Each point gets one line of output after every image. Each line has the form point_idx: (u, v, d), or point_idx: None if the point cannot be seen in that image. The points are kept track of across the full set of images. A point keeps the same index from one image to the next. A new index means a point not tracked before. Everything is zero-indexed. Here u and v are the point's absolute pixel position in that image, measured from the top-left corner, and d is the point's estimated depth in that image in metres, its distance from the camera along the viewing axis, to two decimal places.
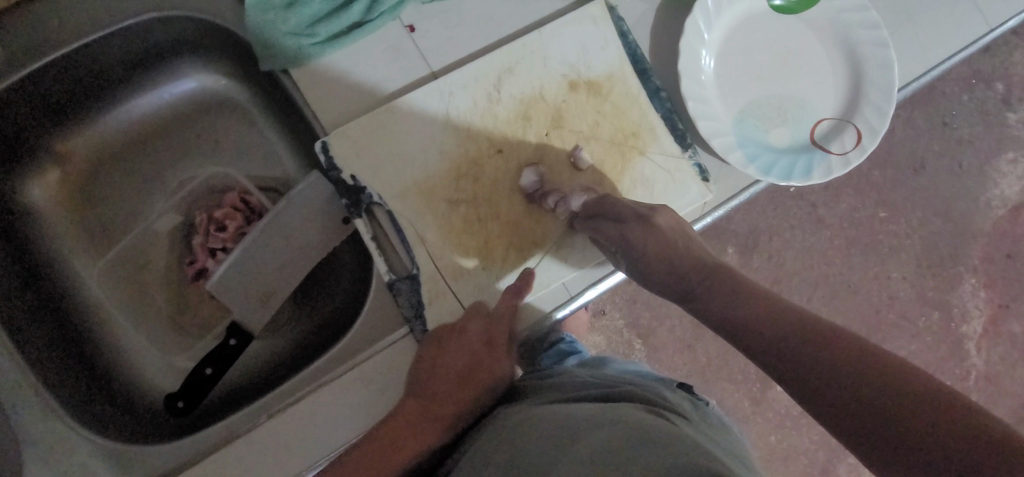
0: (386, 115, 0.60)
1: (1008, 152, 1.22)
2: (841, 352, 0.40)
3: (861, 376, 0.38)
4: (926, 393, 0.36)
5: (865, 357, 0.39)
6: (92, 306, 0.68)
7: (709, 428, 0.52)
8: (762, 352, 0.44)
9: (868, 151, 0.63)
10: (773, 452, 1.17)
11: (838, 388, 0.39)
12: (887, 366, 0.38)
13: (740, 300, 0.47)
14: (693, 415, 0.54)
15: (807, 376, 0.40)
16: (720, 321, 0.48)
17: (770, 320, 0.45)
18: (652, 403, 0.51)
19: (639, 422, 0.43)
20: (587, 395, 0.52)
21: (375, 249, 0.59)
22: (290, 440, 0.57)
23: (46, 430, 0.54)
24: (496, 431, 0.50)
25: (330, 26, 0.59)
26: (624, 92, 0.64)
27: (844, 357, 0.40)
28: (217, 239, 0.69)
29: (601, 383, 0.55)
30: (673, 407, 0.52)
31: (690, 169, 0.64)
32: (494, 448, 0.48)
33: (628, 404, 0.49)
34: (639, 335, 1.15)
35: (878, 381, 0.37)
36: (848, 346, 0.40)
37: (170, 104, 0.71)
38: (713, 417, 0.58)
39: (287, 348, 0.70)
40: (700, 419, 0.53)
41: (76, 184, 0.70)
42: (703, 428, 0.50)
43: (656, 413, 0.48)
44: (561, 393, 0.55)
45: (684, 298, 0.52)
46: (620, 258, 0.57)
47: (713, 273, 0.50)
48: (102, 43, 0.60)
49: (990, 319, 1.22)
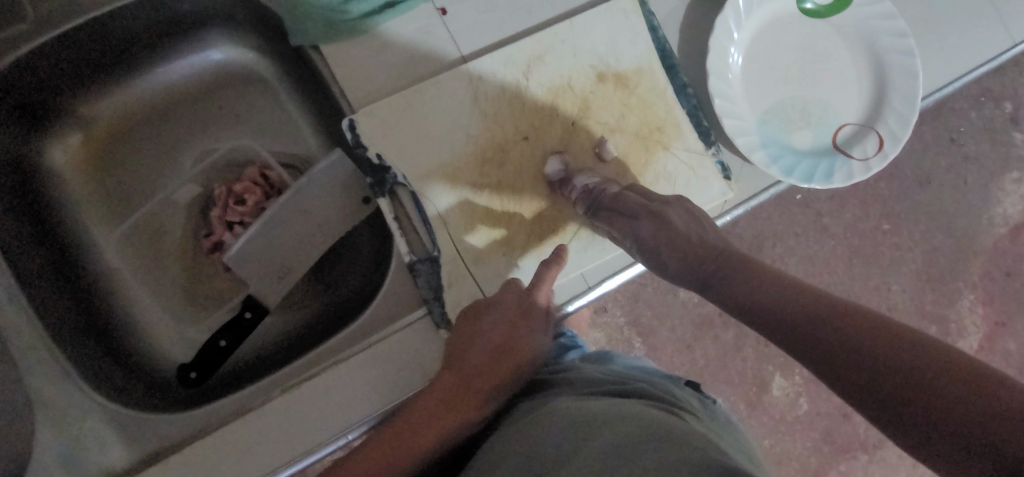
0: (415, 96, 0.60)
1: (1013, 172, 1.24)
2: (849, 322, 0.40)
3: (874, 345, 0.38)
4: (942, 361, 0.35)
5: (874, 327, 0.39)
6: (107, 272, 0.68)
7: (720, 427, 0.53)
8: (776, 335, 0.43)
9: (889, 158, 0.64)
10: (766, 456, 1.18)
11: (852, 360, 0.38)
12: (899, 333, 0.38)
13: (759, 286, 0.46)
14: (705, 414, 0.54)
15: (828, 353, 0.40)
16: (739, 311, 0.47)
17: (785, 302, 0.43)
18: (666, 401, 0.51)
19: (655, 418, 0.43)
20: (602, 390, 0.53)
21: (396, 230, 0.59)
22: (300, 416, 0.57)
23: (61, 392, 0.55)
24: (506, 431, 0.50)
25: (364, 5, 0.59)
26: (652, 87, 0.64)
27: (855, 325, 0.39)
28: (235, 212, 0.69)
29: (615, 380, 0.55)
30: (685, 405, 0.52)
31: (712, 166, 0.65)
32: (507, 437, 0.49)
33: (642, 401, 0.49)
34: (640, 334, 1.15)
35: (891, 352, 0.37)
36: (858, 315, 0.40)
37: (195, 75, 0.71)
38: (723, 416, 0.58)
39: (300, 325, 0.70)
40: (710, 419, 0.54)
41: (96, 151, 0.70)
42: (714, 428, 0.50)
43: (671, 411, 0.48)
44: (572, 388, 0.55)
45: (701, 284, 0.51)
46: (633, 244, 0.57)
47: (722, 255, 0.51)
48: (133, 8, 0.60)
49: (985, 335, 1.24)
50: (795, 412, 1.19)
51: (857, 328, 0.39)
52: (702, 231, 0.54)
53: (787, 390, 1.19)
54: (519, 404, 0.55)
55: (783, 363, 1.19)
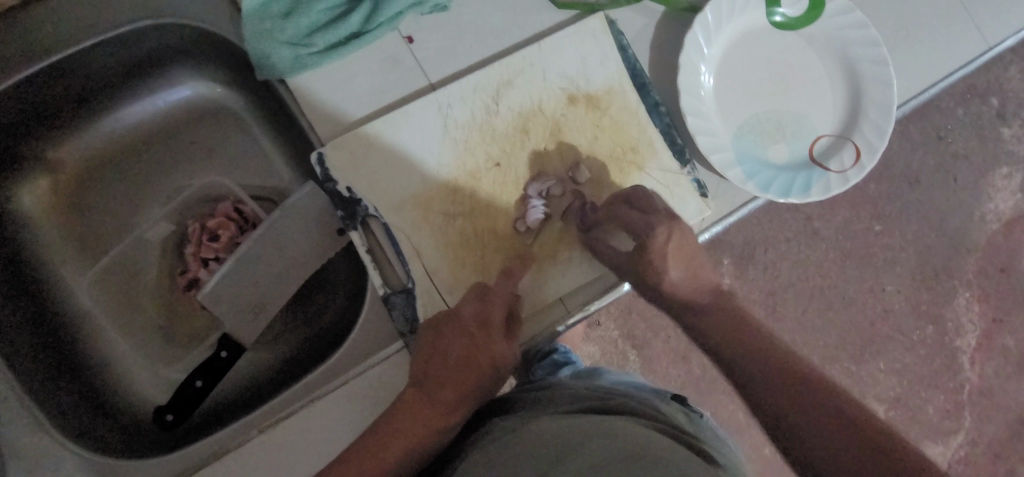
0: (383, 126, 0.59)
1: (1003, 167, 1.23)
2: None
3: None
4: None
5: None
6: (81, 315, 0.67)
7: (704, 440, 0.52)
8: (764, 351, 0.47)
9: (867, 169, 0.63)
10: (767, 464, 1.17)
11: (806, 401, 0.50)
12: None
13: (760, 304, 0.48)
14: (689, 427, 0.53)
15: None
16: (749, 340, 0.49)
17: None
18: (649, 417, 0.50)
19: (636, 436, 0.42)
20: (583, 406, 0.51)
21: (370, 263, 0.59)
22: (279, 453, 0.56)
23: (32, 443, 0.54)
24: (484, 449, 0.49)
25: (328, 37, 0.58)
26: (624, 107, 0.64)
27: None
28: (209, 248, 0.68)
29: (596, 395, 0.54)
30: (669, 420, 0.51)
31: (688, 185, 0.64)
32: (492, 449, 0.47)
33: (624, 417, 0.48)
34: (634, 346, 1.14)
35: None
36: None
37: (165, 111, 0.71)
38: (709, 429, 0.58)
39: (279, 359, 0.69)
40: (695, 432, 0.53)
41: (67, 193, 0.69)
42: (698, 442, 0.50)
43: (653, 428, 0.47)
44: (554, 405, 0.53)
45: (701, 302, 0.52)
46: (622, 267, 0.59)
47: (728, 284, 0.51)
48: (95, 50, 0.59)
49: (983, 333, 1.23)
50: None
51: None
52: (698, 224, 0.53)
53: None
54: (500, 421, 0.53)
55: None
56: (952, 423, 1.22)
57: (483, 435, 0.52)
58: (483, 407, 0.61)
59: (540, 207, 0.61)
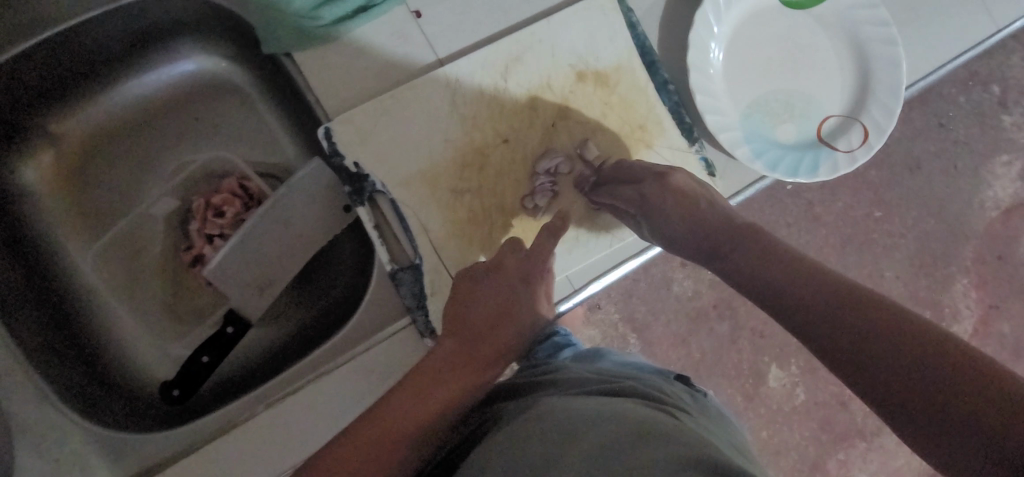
0: (391, 101, 0.59)
1: (1003, 154, 1.23)
2: (887, 329, 0.39)
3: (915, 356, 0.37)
4: (986, 383, 0.33)
5: (908, 334, 0.38)
6: (85, 290, 0.67)
7: (712, 422, 0.52)
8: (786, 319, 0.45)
9: (874, 149, 0.63)
10: (764, 447, 1.18)
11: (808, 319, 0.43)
12: (952, 351, 0.36)
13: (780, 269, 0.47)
14: (697, 409, 0.53)
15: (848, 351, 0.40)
16: (748, 289, 0.49)
17: (806, 286, 0.44)
18: (658, 399, 0.50)
19: (646, 417, 0.42)
20: (592, 388, 0.51)
21: (377, 238, 0.58)
22: (287, 427, 0.56)
23: (40, 416, 0.54)
24: (491, 434, 0.48)
25: (336, 10, 0.57)
26: (632, 85, 0.63)
27: (877, 330, 0.39)
28: (214, 225, 0.68)
29: (604, 379, 0.54)
30: (679, 403, 0.51)
31: (696, 163, 0.64)
32: (502, 430, 0.47)
33: (634, 400, 0.48)
34: (634, 329, 1.15)
35: (933, 365, 0.36)
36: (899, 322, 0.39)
37: (168, 85, 0.70)
38: (716, 410, 0.58)
39: (285, 337, 0.69)
40: (703, 413, 0.53)
41: (70, 168, 0.68)
42: (707, 422, 0.50)
43: (665, 410, 0.47)
44: (562, 389, 0.53)
45: (709, 256, 0.53)
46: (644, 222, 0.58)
47: (736, 231, 0.52)
48: (100, 21, 0.59)
49: (979, 319, 1.24)
50: (792, 403, 1.19)
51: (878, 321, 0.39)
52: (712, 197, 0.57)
53: (782, 380, 1.19)
54: (509, 404, 0.53)
55: (778, 354, 1.19)
56: None
57: (493, 418, 0.52)
58: (489, 390, 0.60)
59: (547, 183, 0.61)
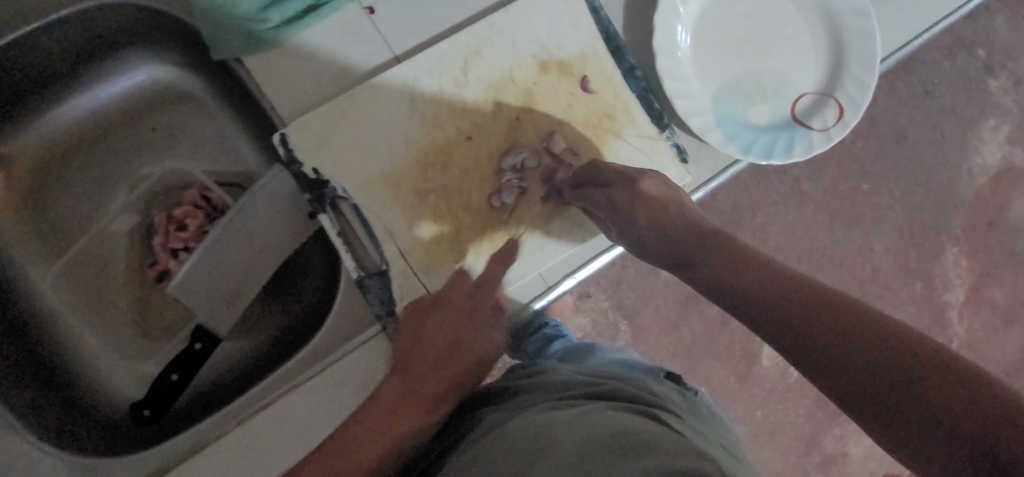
0: (347, 104, 0.57)
1: (990, 119, 1.22)
2: (865, 330, 0.37)
3: (892, 362, 0.35)
4: (978, 389, 0.31)
5: (891, 340, 0.36)
6: (49, 313, 0.65)
7: (698, 420, 0.51)
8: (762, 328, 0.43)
9: (850, 126, 0.62)
10: (759, 427, 1.18)
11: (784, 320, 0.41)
12: (936, 354, 0.34)
13: (747, 272, 0.46)
14: (683, 408, 0.52)
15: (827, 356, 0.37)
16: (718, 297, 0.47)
17: (773, 291, 0.43)
18: (641, 401, 0.48)
19: (623, 421, 0.41)
20: (573, 394, 0.49)
21: (342, 246, 0.56)
22: (261, 445, 0.55)
23: (3, 446, 0.52)
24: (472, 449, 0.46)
25: (284, 11, 0.55)
26: (598, 73, 0.61)
27: (854, 338, 0.37)
28: (177, 238, 0.66)
29: (586, 381, 0.52)
30: (662, 403, 0.50)
31: (668, 150, 0.62)
32: (479, 445, 0.46)
33: (616, 404, 0.46)
34: (624, 316, 1.13)
35: (921, 371, 0.34)
36: (876, 328, 0.37)
37: (121, 98, 0.67)
38: (703, 407, 0.57)
39: (257, 349, 0.67)
40: (689, 412, 0.51)
41: (25, 188, 0.66)
42: (693, 424, 0.48)
43: (647, 414, 0.45)
44: (546, 394, 0.51)
45: (678, 263, 0.51)
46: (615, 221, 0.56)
47: (706, 237, 0.51)
48: (39, 35, 0.56)
49: (971, 287, 1.23)
50: (785, 381, 1.18)
51: (854, 319, 0.38)
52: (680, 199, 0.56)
53: (775, 360, 1.18)
54: (491, 414, 0.51)
55: None
56: None
57: (473, 430, 0.50)
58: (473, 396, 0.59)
59: (513, 180, 0.60)
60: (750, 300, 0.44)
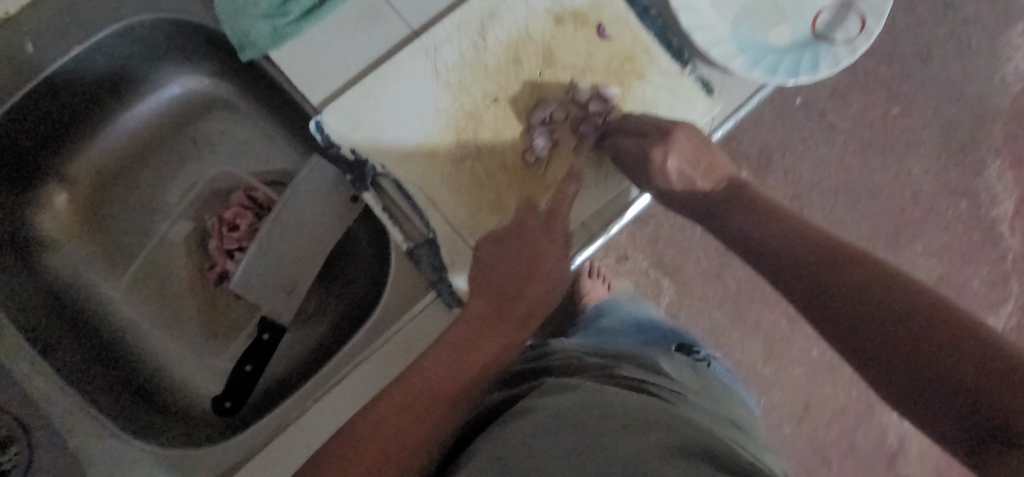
0: (374, 83, 0.59)
1: (1017, 24, 1.18)
2: (882, 283, 0.42)
3: (891, 303, 0.41)
4: (964, 331, 0.37)
5: (902, 291, 0.41)
6: (123, 325, 0.69)
7: (707, 398, 0.54)
8: (774, 272, 0.49)
9: (874, 35, 0.61)
10: (816, 366, 1.17)
11: (803, 264, 0.47)
12: (948, 311, 0.38)
13: (767, 225, 0.51)
14: (693, 385, 0.55)
15: (840, 306, 0.43)
16: (750, 250, 0.52)
17: (793, 244, 0.48)
18: (654, 380, 0.51)
19: (638, 400, 0.44)
20: (590, 371, 0.52)
21: (388, 220, 0.59)
22: (339, 418, 0.57)
23: (103, 446, 0.56)
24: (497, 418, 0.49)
25: (303, 2, 0.58)
26: (612, 19, 0.62)
27: (868, 288, 0.42)
28: (231, 239, 0.69)
29: (600, 360, 0.55)
30: (673, 382, 0.53)
31: (692, 85, 0.62)
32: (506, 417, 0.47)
33: (629, 384, 0.49)
34: (666, 272, 1.14)
35: (925, 320, 0.39)
36: (902, 282, 0.41)
37: (159, 113, 0.71)
38: (712, 383, 0.61)
39: (319, 336, 0.70)
40: (699, 390, 0.55)
41: (84, 211, 0.70)
42: (700, 401, 0.51)
43: (646, 390, 0.48)
44: (564, 374, 0.53)
45: (705, 217, 0.56)
46: (644, 175, 0.58)
47: (734, 199, 0.55)
48: (80, 61, 0.59)
49: (1020, 199, 1.19)
50: None
51: (867, 266, 0.44)
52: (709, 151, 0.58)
53: None
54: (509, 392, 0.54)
55: None
56: (1000, 295, 1.20)
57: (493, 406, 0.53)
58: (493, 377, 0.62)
59: (545, 133, 0.60)
60: (771, 249, 0.49)
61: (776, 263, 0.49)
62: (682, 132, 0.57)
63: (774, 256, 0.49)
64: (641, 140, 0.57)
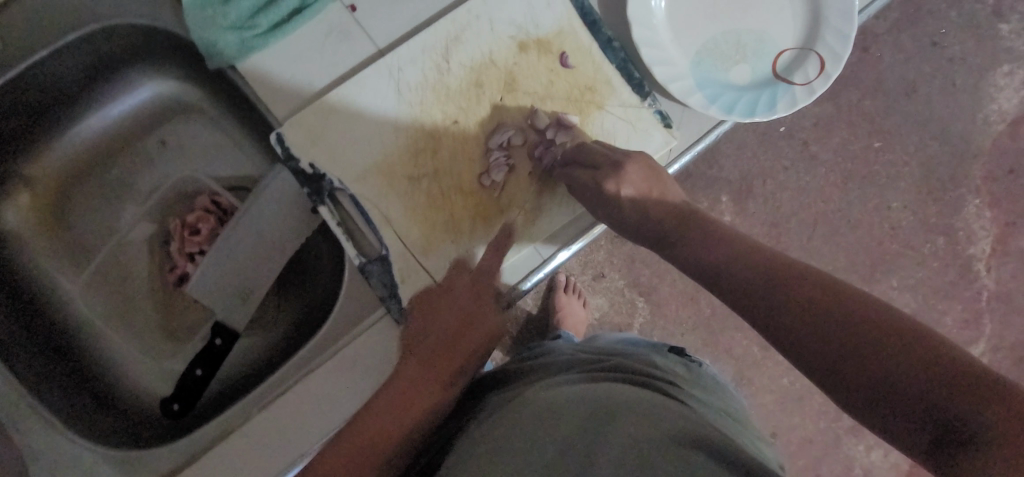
0: (335, 99, 0.59)
1: (1003, 65, 1.19)
2: (820, 298, 0.41)
3: (832, 316, 0.39)
4: (910, 338, 0.36)
5: (840, 302, 0.40)
6: (81, 321, 0.70)
7: (702, 390, 0.54)
8: (719, 292, 0.48)
9: (832, 78, 0.62)
10: (787, 394, 1.17)
11: (744, 287, 0.46)
12: (891, 319, 0.38)
13: (709, 247, 0.51)
14: (687, 378, 0.55)
15: (784, 323, 0.42)
16: (697, 276, 0.51)
17: (733, 263, 0.48)
18: (647, 373, 0.50)
19: (629, 394, 0.43)
20: (579, 368, 0.52)
21: (342, 234, 0.58)
22: (284, 428, 0.58)
23: (47, 443, 0.56)
24: (481, 422, 0.48)
25: (271, 16, 0.59)
26: (576, 48, 0.63)
27: (804, 304, 0.41)
28: (192, 242, 0.70)
29: (590, 357, 0.55)
30: (665, 374, 0.52)
31: (651, 117, 0.63)
32: (485, 422, 0.47)
33: (619, 378, 0.48)
34: (641, 292, 1.14)
35: (868, 329, 0.38)
36: (838, 297, 0.40)
37: (130, 113, 0.72)
38: (707, 376, 0.61)
39: (273, 342, 0.71)
40: (692, 382, 0.55)
41: (50, 207, 0.71)
42: (695, 393, 0.51)
43: (646, 386, 0.47)
44: (552, 372, 0.53)
45: (658, 243, 0.56)
46: (593, 206, 0.59)
47: (686, 221, 0.54)
48: (49, 62, 0.60)
49: (997, 238, 1.20)
50: None
51: (798, 284, 0.43)
52: (662, 183, 0.58)
53: None
54: (498, 392, 0.54)
55: None
56: (973, 332, 1.21)
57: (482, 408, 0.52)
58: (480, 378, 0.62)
59: (501, 158, 0.61)
60: (714, 271, 0.49)
61: (719, 284, 0.48)
62: (636, 165, 0.57)
63: (716, 277, 0.48)
64: (592, 173, 0.58)
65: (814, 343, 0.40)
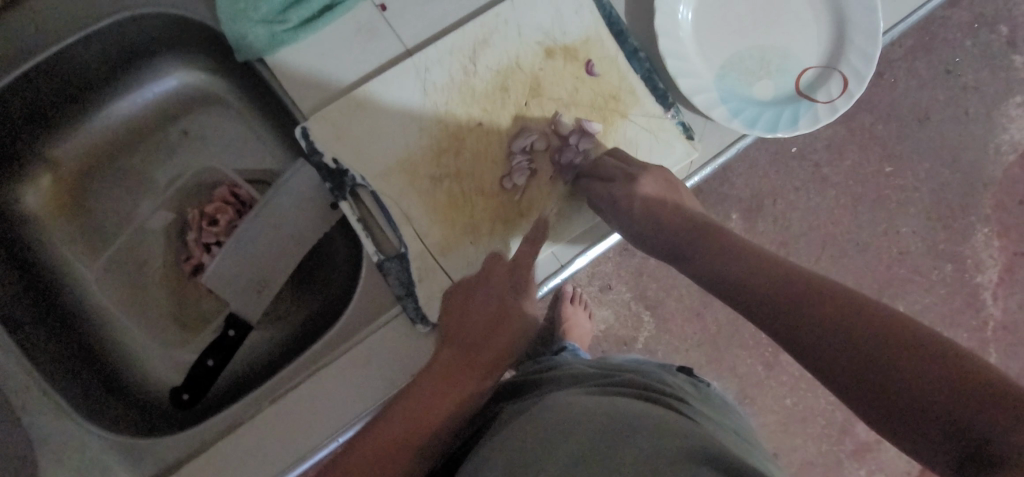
0: (362, 96, 0.60)
1: (1016, 96, 1.19)
2: (843, 313, 0.41)
3: (858, 332, 0.39)
4: (937, 356, 0.36)
5: (864, 316, 0.40)
6: (93, 306, 0.70)
7: (714, 411, 0.53)
8: (742, 307, 0.48)
9: (855, 97, 0.62)
10: (789, 415, 1.16)
11: (768, 300, 0.45)
12: (917, 335, 0.37)
13: (727, 259, 0.50)
14: (699, 399, 0.55)
15: (807, 340, 0.42)
16: (717, 289, 0.51)
17: (756, 274, 0.47)
18: (660, 390, 0.50)
19: (644, 408, 0.43)
20: (592, 382, 0.51)
21: (362, 231, 0.59)
22: (292, 423, 0.57)
23: (56, 428, 0.56)
24: (495, 435, 0.47)
25: (301, 11, 0.59)
26: (602, 56, 0.64)
27: (828, 320, 0.41)
28: (209, 233, 0.71)
29: (603, 372, 0.54)
30: (677, 392, 0.52)
31: (674, 128, 0.64)
32: (503, 435, 0.46)
33: (632, 393, 0.48)
34: (648, 306, 1.14)
35: (894, 345, 0.37)
36: (862, 316, 0.40)
37: (153, 102, 0.72)
38: (718, 398, 0.60)
39: (286, 337, 0.71)
40: (703, 402, 0.54)
41: (68, 192, 0.71)
42: (707, 413, 0.51)
43: (660, 402, 0.47)
44: (566, 386, 0.53)
45: (676, 255, 0.55)
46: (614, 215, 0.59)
47: (703, 232, 0.54)
48: (79, 46, 0.60)
49: (1004, 268, 1.20)
50: None
51: (823, 298, 0.43)
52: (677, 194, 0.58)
53: None
54: (510, 404, 0.53)
55: None
56: None
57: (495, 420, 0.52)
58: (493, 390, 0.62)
59: (524, 162, 0.62)
60: (735, 285, 0.48)
61: (739, 301, 0.48)
62: (653, 177, 0.58)
63: (738, 288, 0.48)
64: (610, 184, 0.58)
65: (839, 362, 0.39)
